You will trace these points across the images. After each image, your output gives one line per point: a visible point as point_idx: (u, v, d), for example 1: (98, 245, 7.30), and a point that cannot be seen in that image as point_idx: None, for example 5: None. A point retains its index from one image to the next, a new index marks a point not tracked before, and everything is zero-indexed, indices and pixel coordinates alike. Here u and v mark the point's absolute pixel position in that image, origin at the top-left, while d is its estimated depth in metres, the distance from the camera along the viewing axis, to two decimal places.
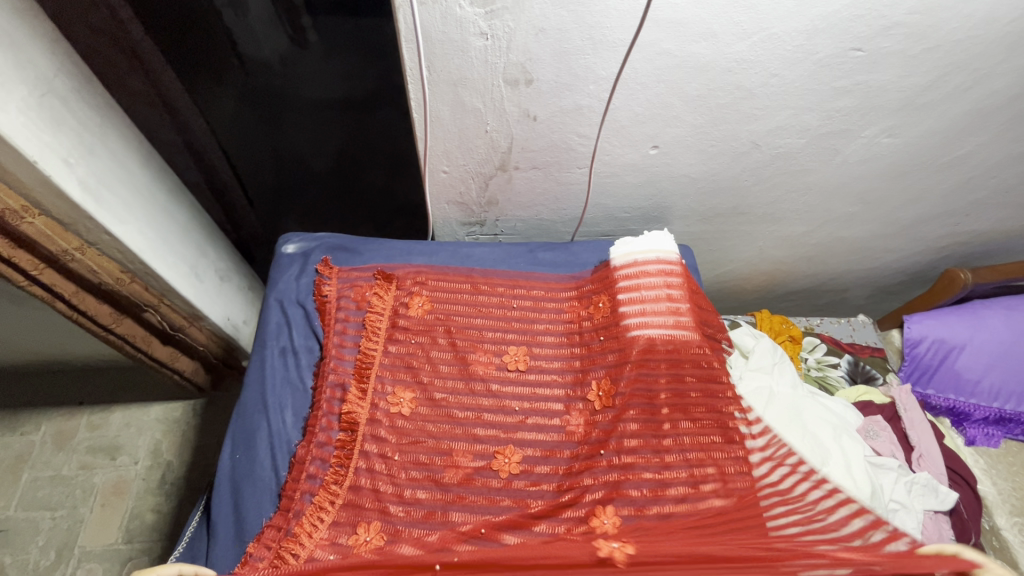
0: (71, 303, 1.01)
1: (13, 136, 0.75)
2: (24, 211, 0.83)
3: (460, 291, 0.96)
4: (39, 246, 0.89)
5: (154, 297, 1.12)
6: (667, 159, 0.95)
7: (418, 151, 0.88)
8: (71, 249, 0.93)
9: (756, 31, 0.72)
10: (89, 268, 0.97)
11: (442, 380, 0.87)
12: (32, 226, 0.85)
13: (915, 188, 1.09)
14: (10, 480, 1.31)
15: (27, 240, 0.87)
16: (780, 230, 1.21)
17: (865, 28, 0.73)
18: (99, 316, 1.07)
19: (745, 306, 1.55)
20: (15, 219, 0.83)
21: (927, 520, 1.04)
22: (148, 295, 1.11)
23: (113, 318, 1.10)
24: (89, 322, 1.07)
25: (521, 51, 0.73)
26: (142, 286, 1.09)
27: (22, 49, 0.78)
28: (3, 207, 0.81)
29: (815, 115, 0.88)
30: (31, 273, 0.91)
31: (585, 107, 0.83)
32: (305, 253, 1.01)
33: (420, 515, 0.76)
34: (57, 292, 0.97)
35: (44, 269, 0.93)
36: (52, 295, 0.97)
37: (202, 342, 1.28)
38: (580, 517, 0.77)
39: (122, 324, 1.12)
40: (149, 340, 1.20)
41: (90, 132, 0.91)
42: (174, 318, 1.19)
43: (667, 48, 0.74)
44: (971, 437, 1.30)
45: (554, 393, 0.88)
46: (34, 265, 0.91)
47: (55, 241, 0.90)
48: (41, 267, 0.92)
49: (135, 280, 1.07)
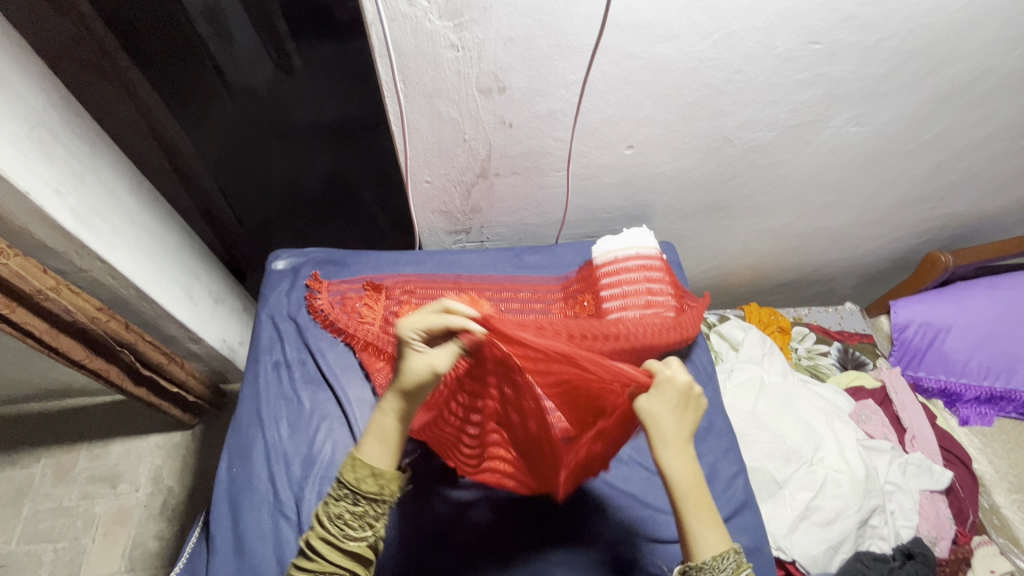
0: (43, 341, 1.02)
1: (5, 169, 0.78)
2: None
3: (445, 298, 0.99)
4: (12, 285, 0.91)
5: (132, 335, 1.13)
6: (644, 158, 0.98)
7: (400, 162, 0.91)
8: (45, 288, 0.95)
9: (715, 29, 0.76)
10: (63, 306, 0.99)
11: None
12: (7, 267, 0.88)
13: (888, 173, 1.11)
14: (11, 514, 1.31)
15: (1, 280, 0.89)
16: (761, 223, 1.23)
17: (821, 21, 0.76)
18: (74, 353, 1.08)
19: (735, 301, 1.57)
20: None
21: (924, 500, 1.06)
22: (125, 334, 1.12)
23: (88, 356, 1.11)
24: (62, 359, 1.08)
25: (491, 60, 0.75)
26: (119, 324, 1.10)
27: (11, 85, 0.80)
28: None
29: (782, 108, 0.91)
30: (3, 313, 0.93)
31: (558, 112, 0.85)
32: (295, 268, 1.03)
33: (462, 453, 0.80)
34: (27, 329, 0.98)
35: (17, 308, 0.95)
36: (22, 333, 0.99)
37: (182, 379, 1.29)
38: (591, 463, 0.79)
39: (97, 361, 1.13)
40: (124, 377, 1.19)
41: (80, 161, 0.93)
42: (150, 355, 1.19)
43: (632, 50, 0.77)
44: (965, 417, 1.32)
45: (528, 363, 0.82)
46: (7, 304, 0.93)
47: (30, 280, 0.92)
48: (15, 306, 0.94)
49: (112, 318, 1.09)
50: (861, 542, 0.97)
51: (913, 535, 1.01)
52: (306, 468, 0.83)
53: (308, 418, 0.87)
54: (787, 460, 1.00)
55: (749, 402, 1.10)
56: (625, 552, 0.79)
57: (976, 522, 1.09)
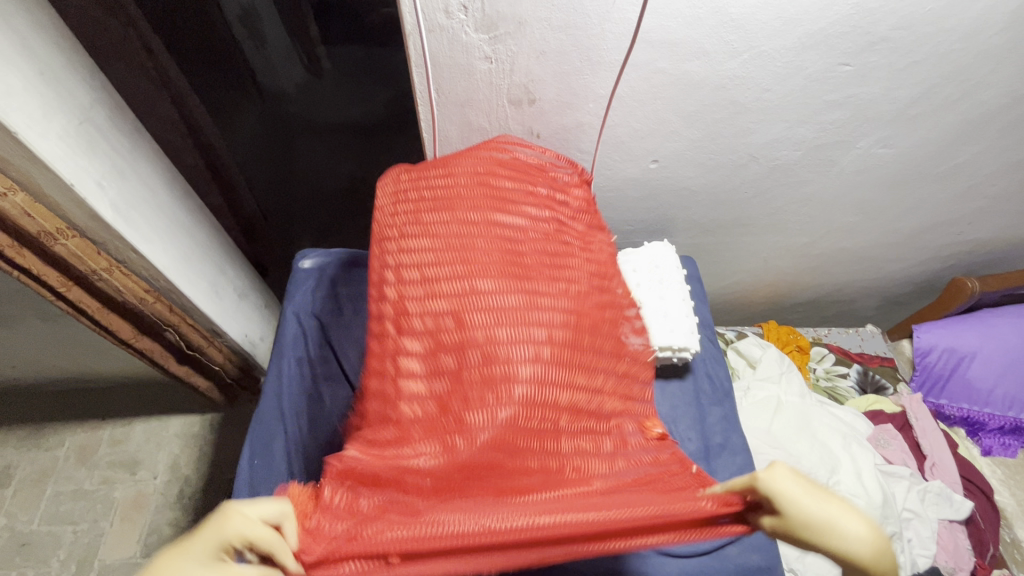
0: (95, 319, 1.07)
1: (54, 162, 0.81)
2: (59, 233, 0.90)
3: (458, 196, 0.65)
4: (68, 264, 0.95)
5: (178, 317, 1.17)
6: (668, 172, 0.98)
7: (428, 168, 0.92)
8: (99, 269, 0.99)
9: (745, 49, 0.76)
10: (115, 287, 1.03)
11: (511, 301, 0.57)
12: (64, 247, 0.92)
13: (915, 197, 1.11)
14: (35, 494, 1.34)
15: (60, 260, 0.94)
16: (783, 240, 1.22)
17: (852, 44, 0.77)
18: (122, 332, 1.13)
19: (753, 319, 1.56)
20: (50, 240, 0.89)
21: (942, 529, 1.04)
22: (170, 316, 1.16)
23: (135, 336, 1.16)
24: (112, 336, 1.14)
25: (523, 73, 0.77)
26: (165, 306, 1.14)
27: (62, 81, 0.83)
28: (39, 229, 0.87)
29: (809, 128, 0.91)
30: (60, 290, 0.98)
31: (585, 125, 0.87)
32: (321, 268, 1.05)
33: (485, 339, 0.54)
34: (82, 307, 1.03)
35: (73, 286, 1.00)
36: (78, 311, 1.04)
37: (220, 362, 1.33)
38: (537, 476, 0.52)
39: (143, 341, 1.18)
40: (167, 356, 1.25)
41: (121, 156, 0.97)
42: (193, 337, 1.24)
43: (662, 67, 0.78)
44: (987, 447, 1.29)
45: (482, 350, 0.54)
46: (63, 282, 0.98)
47: (85, 261, 0.96)
48: (69, 284, 0.99)
49: (159, 300, 1.12)
50: None
51: (929, 563, 0.99)
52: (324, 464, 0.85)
53: (328, 415, 0.90)
54: None
55: (765, 421, 1.10)
56: (634, 564, 0.77)
57: (996, 555, 1.06)
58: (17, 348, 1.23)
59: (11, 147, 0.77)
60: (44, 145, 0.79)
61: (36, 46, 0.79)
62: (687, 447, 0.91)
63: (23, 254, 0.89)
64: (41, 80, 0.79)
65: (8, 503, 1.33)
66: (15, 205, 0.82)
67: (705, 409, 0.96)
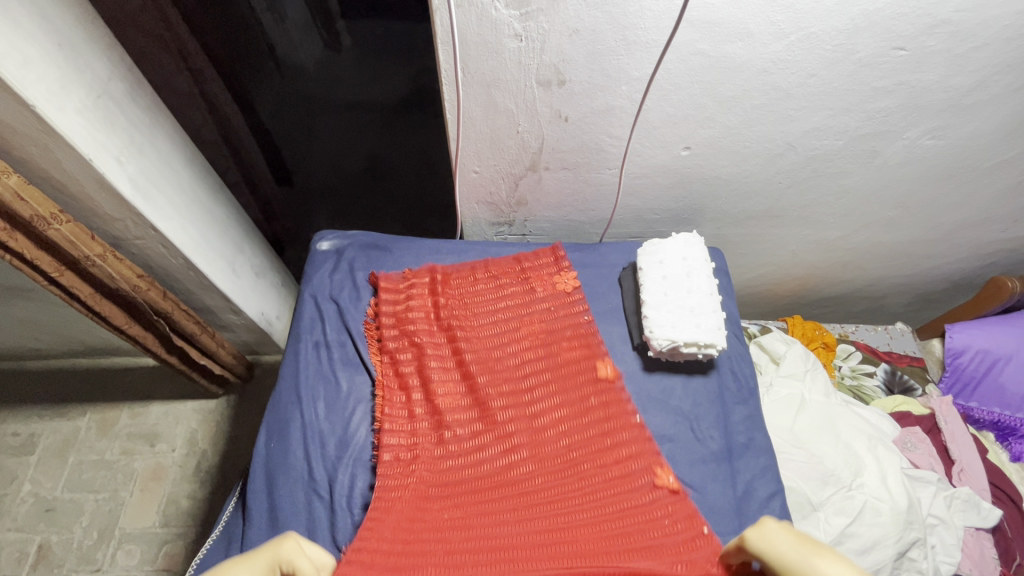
0: (88, 304, 1.05)
1: (72, 137, 0.79)
2: (53, 218, 0.88)
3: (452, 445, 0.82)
4: (62, 249, 0.93)
5: (170, 305, 1.15)
6: (700, 160, 0.94)
7: (450, 151, 0.89)
8: (93, 255, 0.96)
9: (794, 30, 0.71)
10: (108, 273, 1.00)
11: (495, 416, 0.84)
12: (57, 232, 0.89)
13: (959, 192, 1.05)
14: (58, 463, 1.37)
15: (53, 244, 0.91)
16: (815, 234, 1.18)
17: (910, 26, 0.71)
18: (114, 318, 1.11)
19: (777, 313, 1.52)
20: (44, 225, 0.87)
21: (968, 537, 1.02)
22: (163, 303, 1.13)
23: (128, 322, 1.14)
24: (104, 321, 1.12)
25: (554, 52, 0.73)
26: (158, 293, 1.11)
27: (81, 54, 0.81)
28: (34, 213, 0.85)
29: (853, 116, 0.86)
30: (52, 275, 0.95)
31: (617, 108, 0.83)
32: (338, 250, 1.04)
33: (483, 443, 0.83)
34: (74, 292, 1.01)
35: (65, 271, 0.97)
36: (70, 295, 1.02)
37: (213, 350, 1.31)
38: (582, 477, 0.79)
39: (135, 326, 1.16)
40: (158, 343, 1.23)
41: (140, 132, 0.95)
42: (186, 326, 1.21)
43: (702, 48, 0.73)
44: (1017, 453, 1.25)
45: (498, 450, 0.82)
46: (56, 267, 0.96)
47: (80, 246, 0.94)
48: (63, 270, 0.97)
49: (152, 287, 1.10)
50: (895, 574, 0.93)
51: (952, 571, 0.97)
52: (341, 450, 0.84)
53: (345, 400, 0.88)
54: (824, 482, 0.97)
55: (788, 419, 1.07)
56: None
57: None
58: (39, 319, 1.24)
59: (28, 121, 0.75)
60: (61, 120, 0.77)
61: (54, 17, 0.76)
62: (710, 445, 0.88)
63: (14, 236, 0.87)
64: (60, 52, 0.77)
65: (33, 470, 1.36)
66: (9, 187, 0.80)
67: (728, 409, 0.93)
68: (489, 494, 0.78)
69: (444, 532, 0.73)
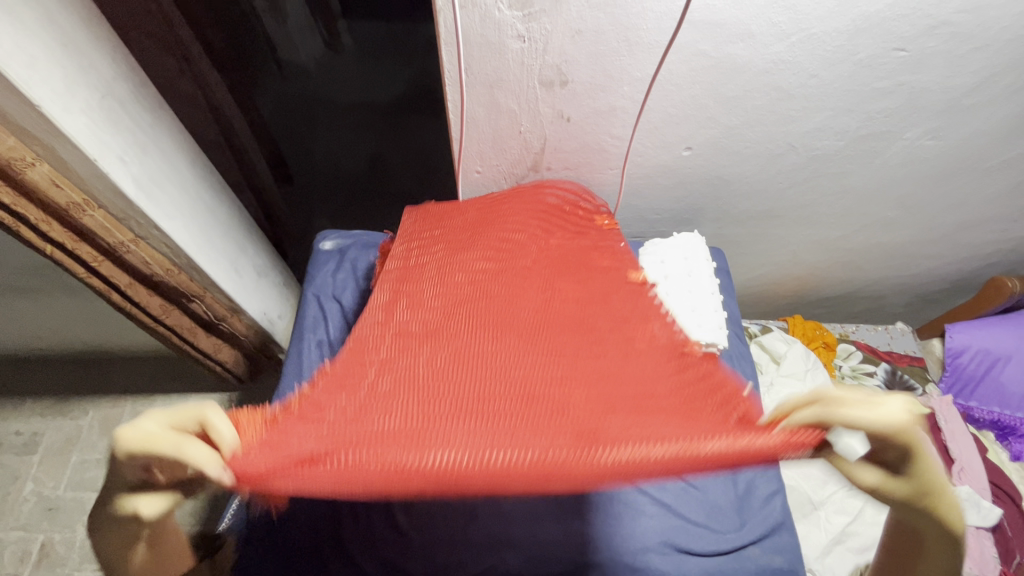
0: (125, 295, 1.07)
1: (76, 137, 0.80)
2: (86, 204, 0.89)
3: (437, 319, 0.54)
4: (95, 237, 0.94)
5: (200, 289, 1.16)
6: (701, 160, 0.95)
7: (452, 151, 0.90)
8: (127, 241, 0.98)
9: (795, 31, 0.72)
10: (142, 259, 1.02)
11: (469, 272, 0.64)
12: (91, 219, 0.91)
13: (960, 192, 1.05)
14: (61, 462, 1.38)
15: (86, 231, 0.92)
16: (816, 234, 1.18)
17: (910, 28, 0.72)
18: (150, 308, 1.12)
19: (777, 313, 1.53)
20: (78, 212, 0.89)
21: (968, 535, 1.02)
22: (194, 287, 1.15)
23: (164, 311, 1.15)
24: (140, 313, 1.13)
25: (557, 53, 0.74)
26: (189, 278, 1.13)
27: (85, 54, 0.81)
28: (67, 200, 0.86)
29: (854, 117, 0.87)
30: (90, 264, 0.98)
31: (619, 109, 0.83)
32: (341, 250, 1.05)
33: (439, 329, 0.53)
34: (113, 282, 1.04)
35: (103, 261, 1.00)
36: (109, 286, 1.04)
37: (241, 334, 1.32)
38: (614, 343, 0.51)
39: (170, 314, 1.17)
40: (195, 331, 1.25)
41: (143, 131, 0.95)
42: (217, 309, 1.22)
43: (703, 49, 0.74)
44: (1017, 453, 1.24)
45: (456, 307, 0.57)
46: (94, 257, 0.98)
47: (112, 233, 0.95)
48: (99, 259, 0.99)
49: (185, 272, 1.11)
50: None
51: None
52: None
53: None
54: (824, 480, 0.98)
55: None
56: (654, 562, 0.76)
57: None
58: (42, 318, 1.25)
59: (32, 118, 0.75)
60: (66, 119, 0.78)
61: (59, 17, 0.76)
62: None
63: (51, 223, 0.88)
64: (64, 51, 0.77)
65: (36, 468, 1.36)
66: (43, 174, 0.81)
67: None
68: (418, 334, 0.52)
69: (385, 417, 0.40)
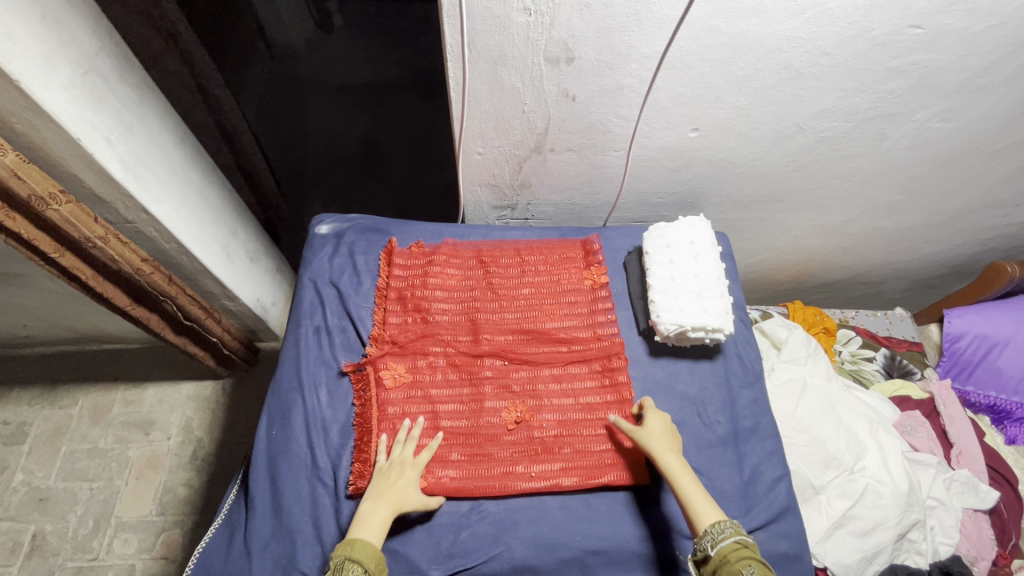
0: (88, 286, 1.03)
1: (58, 115, 0.76)
2: (52, 198, 0.86)
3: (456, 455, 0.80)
4: (62, 230, 0.92)
5: (175, 289, 1.14)
6: (708, 142, 0.93)
7: (453, 132, 0.87)
8: (94, 236, 0.95)
9: (810, 6, 0.69)
10: (109, 255, 0.99)
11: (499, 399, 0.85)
12: (57, 213, 0.88)
13: (964, 176, 1.04)
14: (50, 452, 1.35)
15: (53, 225, 0.90)
16: (818, 218, 1.17)
17: (926, 4, 0.70)
18: (116, 300, 1.09)
19: (776, 299, 1.52)
20: (42, 205, 0.85)
21: (967, 519, 1.03)
22: (167, 287, 1.12)
23: (131, 305, 1.12)
24: (105, 302, 1.09)
25: (564, 27, 0.71)
26: (163, 277, 1.11)
27: (66, 27, 0.77)
28: (31, 194, 0.83)
29: (864, 97, 0.85)
30: (52, 256, 0.94)
31: (626, 87, 0.81)
32: (337, 234, 1.01)
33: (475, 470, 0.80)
34: (74, 274, 0.99)
35: (65, 253, 0.96)
36: (68, 276, 1.00)
37: (218, 333, 1.29)
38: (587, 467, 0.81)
39: (138, 309, 1.14)
40: (163, 326, 1.21)
41: (129, 111, 0.91)
42: (191, 310, 1.20)
43: (715, 25, 0.71)
44: (1012, 436, 1.26)
45: (485, 437, 0.82)
46: (55, 249, 0.94)
47: (81, 228, 0.93)
48: (63, 251, 0.95)
49: (157, 270, 1.09)
50: (896, 554, 0.95)
51: (951, 552, 0.98)
52: (344, 436, 0.83)
53: (346, 386, 0.86)
54: (826, 466, 0.98)
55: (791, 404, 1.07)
56: (659, 547, 0.78)
57: (1019, 544, 1.06)
58: (27, 305, 1.21)
59: (12, 96, 0.71)
60: (48, 97, 0.74)
61: None
62: (716, 430, 0.88)
63: (12, 217, 0.85)
64: (44, 24, 0.73)
65: (24, 459, 1.33)
66: (5, 166, 0.78)
67: (734, 393, 0.93)
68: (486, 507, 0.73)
69: None
